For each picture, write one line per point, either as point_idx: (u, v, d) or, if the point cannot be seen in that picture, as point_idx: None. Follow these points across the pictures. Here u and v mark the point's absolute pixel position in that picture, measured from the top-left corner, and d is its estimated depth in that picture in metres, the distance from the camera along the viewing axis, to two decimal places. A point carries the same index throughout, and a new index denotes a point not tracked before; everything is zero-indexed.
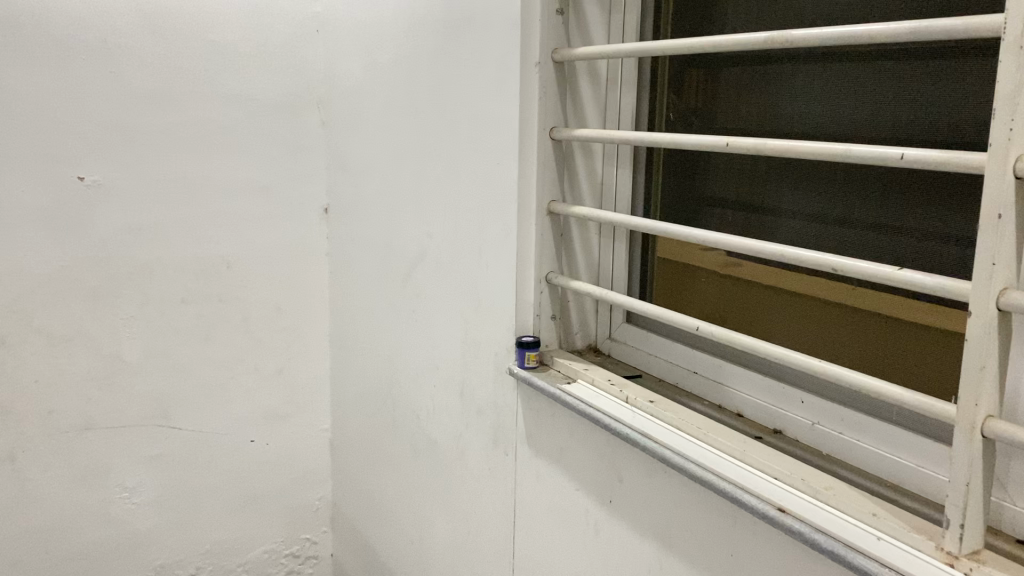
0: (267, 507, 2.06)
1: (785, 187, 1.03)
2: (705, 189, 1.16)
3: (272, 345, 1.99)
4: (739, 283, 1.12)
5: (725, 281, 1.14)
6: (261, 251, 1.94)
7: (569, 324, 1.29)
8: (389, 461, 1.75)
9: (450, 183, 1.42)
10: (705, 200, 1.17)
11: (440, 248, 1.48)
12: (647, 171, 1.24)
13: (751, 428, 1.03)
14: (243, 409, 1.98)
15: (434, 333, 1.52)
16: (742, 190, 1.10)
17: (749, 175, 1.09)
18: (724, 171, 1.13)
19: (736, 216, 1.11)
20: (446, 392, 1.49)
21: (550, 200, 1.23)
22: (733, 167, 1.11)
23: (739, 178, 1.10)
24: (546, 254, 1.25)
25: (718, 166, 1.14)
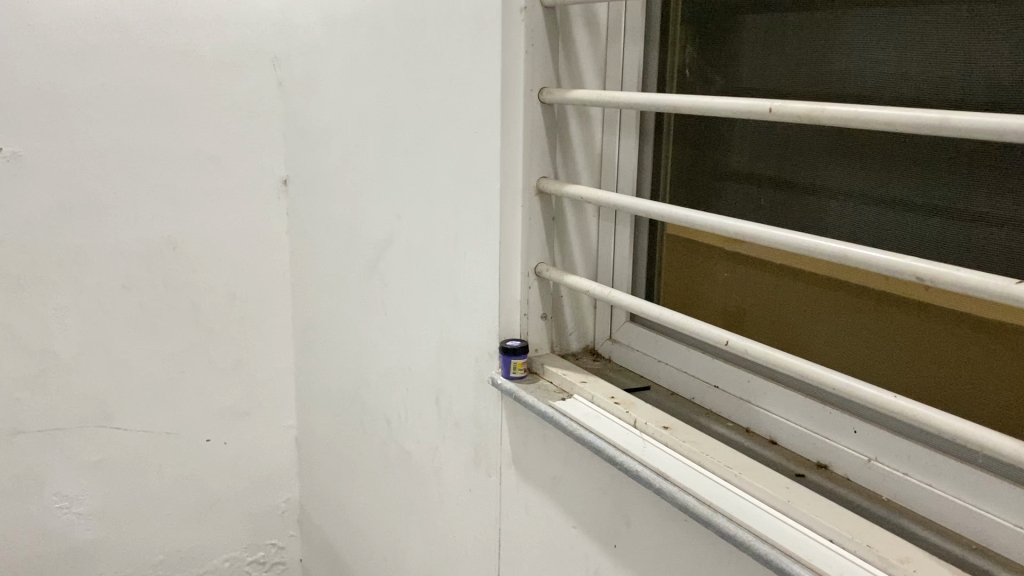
0: (228, 512, 1.86)
1: (833, 162, 0.83)
2: (728, 163, 0.96)
3: (229, 335, 1.78)
4: (770, 278, 0.92)
5: (752, 275, 0.94)
6: (212, 231, 1.72)
7: (563, 324, 1.09)
8: (359, 468, 1.55)
9: (422, 155, 1.21)
10: (727, 176, 0.96)
11: (412, 231, 1.27)
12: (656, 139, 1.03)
13: (788, 460, 0.84)
14: (197, 407, 1.78)
15: (406, 329, 1.32)
16: (775, 167, 0.90)
17: (785, 147, 0.88)
18: (752, 141, 0.92)
19: (767, 196, 0.91)
20: (421, 397, 1.29)
21: (540, 178, 1.03)
22: (764, 137, 0.91)
23: (772, 152, 0.90)
24: (535, 242, 1.04)
25: (744, 136, 0.93)
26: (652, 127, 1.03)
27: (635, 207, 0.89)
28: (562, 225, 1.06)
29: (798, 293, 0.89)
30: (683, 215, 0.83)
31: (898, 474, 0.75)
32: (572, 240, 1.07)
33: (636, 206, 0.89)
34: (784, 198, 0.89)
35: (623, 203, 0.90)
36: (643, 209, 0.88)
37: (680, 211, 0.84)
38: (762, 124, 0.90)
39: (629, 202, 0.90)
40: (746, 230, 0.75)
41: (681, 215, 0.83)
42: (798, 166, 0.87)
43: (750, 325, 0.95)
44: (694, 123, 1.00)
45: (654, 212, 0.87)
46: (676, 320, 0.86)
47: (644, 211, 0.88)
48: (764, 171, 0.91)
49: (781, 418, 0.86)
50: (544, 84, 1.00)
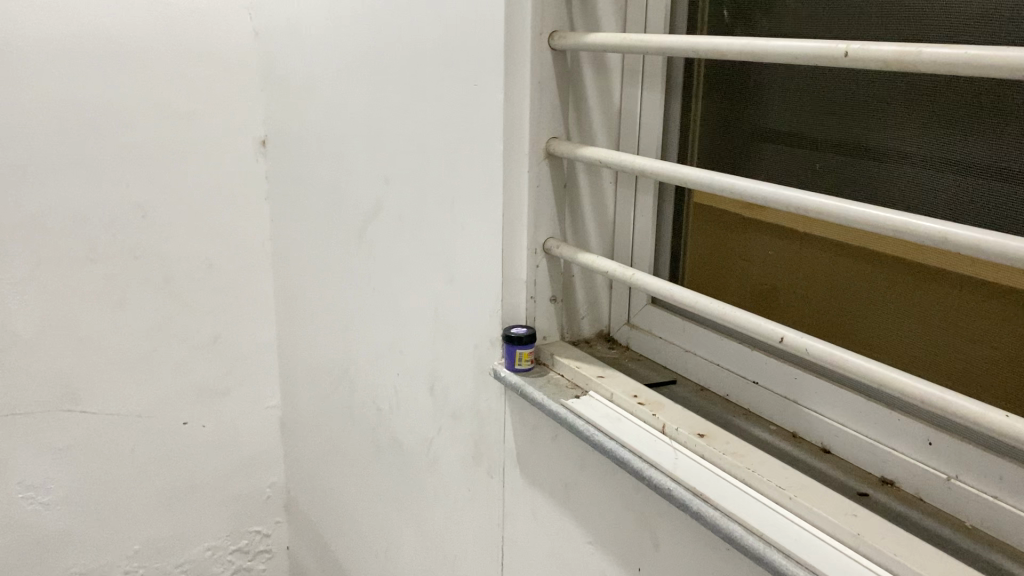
0: (208, 498, 1.74)
1: (900, 119, 0.69)
2: (765, 120, 0.82)
3: (205, 309, 1.64)
4: (818, 258, 0.78)
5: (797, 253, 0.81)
6: (184, 196, 1.57)
7: (576, 307, 0.96)
8: (347, 457, 1.43)
9: (413, 111, 1.06)
10: (771, 137, 0.81)
11: (402, 197, 1.13)
12: (685, 93, 0.89)
13: (845, 473, 0.71)
14: (173, 387, 1.64)
15: (395, 308, 1.18)
16: (833, 124, 0.75)
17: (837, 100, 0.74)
18: (794, 93, 0.78)
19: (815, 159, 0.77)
20: (413, 384, 1.16)
21: (551, 139, 0.89)
22: (819, 88, 0.76)
23: (829, 105, 0.75)
24: (543, 214, 0.91)
25: (792, 87, 0.78)
26: (681, 79, 0.89)
27: (663, 174, 0.74)
28: (574, 194, 0.92)
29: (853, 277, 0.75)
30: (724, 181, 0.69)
31: (988, 498, 0.62)
32: (586, 211, 0.93)
33: (664, 172, 0.74)
34: (844, 162, 0.74)
35: (648, 168, 0.76)
36: (672, 176, 0.74)
37: (719, 178, 0.69)
38: (819, 72, 0.75)
39: (655, 166, 0.75)
40: (806, 204, 0.61)
41: (721, 182, 0.69)
42: (863, 123, 0.72)
43: (795, 312, 0.82)
44: (730, 72, 0.85)
45: (686, 179, 0.72)
46: (710, 309, 0.71)
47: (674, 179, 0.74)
48: (817, 129, 0.77)
49: (837, 424, 0.73)
50: (555, 27, 0.85)
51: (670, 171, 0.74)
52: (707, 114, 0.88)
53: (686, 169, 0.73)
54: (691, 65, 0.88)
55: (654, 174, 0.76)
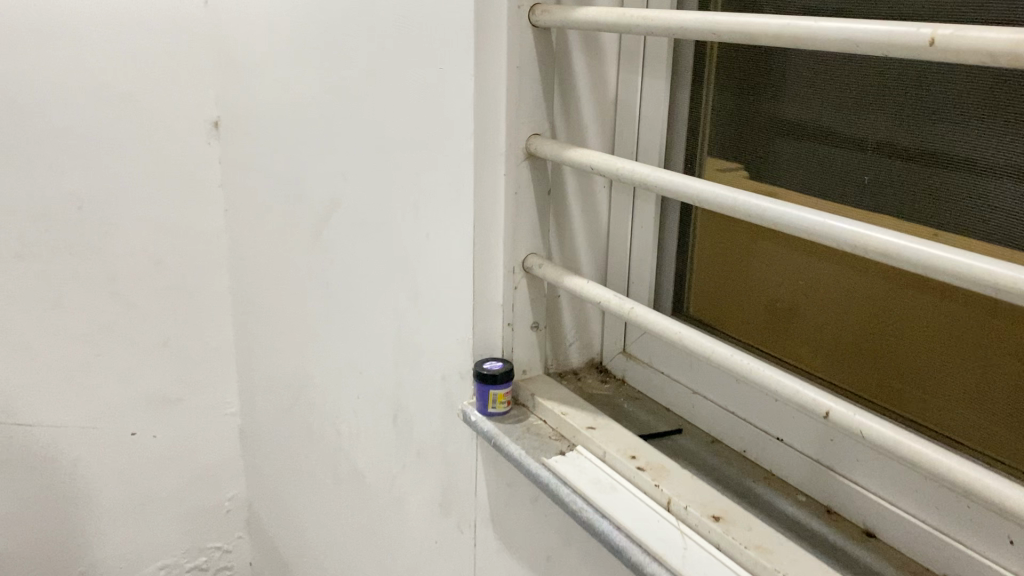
0: (161, 514, 1.59)
1: (970, 123, 0.53)
2: (788, 118, 0.65)
3: (153, 310, 1.49)
4: (858, 294, 0.63)
5: (830, 285, 0.65)
6: (127, 185, 1.41)
7: (562, 335, 0.81)
8: (308, 480, 1.28)
9: (373, 98, 0.90)
10: (798, 140, 0.65)
11: (361, 196, 0.96)
12: (697, 86, 0.73)
13: (897, 567, 0.56)
14: (119, 395, 1.49)
15: (356, 323, 1.03)
16: (878, 128, 0.58)
17: (881, 96, 0.58)
18: (824, 84, 0.62)
19: (851, 169, 0.61)
20: (376, 411, 1.01)
21: (532, 137, 0.73)
22: (860, 82, 0.59)
23: (874, 104, 0.58)
24: (523, 226, 0.75)
25: (825, 79, 0.62)
26: (693, 69, 0.73)
27: (675, 189, 0.59)
28: (561, 201, 0.76)
29: (904, 319, 0.60)
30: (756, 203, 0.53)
31: None
32: (575, 221, 0.78)
33: (676, 186, 0.59)
34: (894, 177, 0.58)
35: (657, 181, 0.60)
36: (687, 194, 0.58)
37: (748, 198, 0.54)
38: (861, 61, 0.58)
39: (666, 179, 0.60)
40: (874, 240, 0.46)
41: (751, 204, 0.53)
42: (921, 128, 0.55)
43: (826, 354, 0.67)
44: (745, 56, 0.68)
45: (705, 198, 0.57)
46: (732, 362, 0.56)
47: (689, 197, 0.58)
48: (859, 133, 0.60)
49: (885, 503, 0.58)
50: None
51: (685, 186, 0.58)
52: (719, 112, 0.72)
53: (705, 183, 0.58)
54: (705, 50, 0.71)
55: (663, 190, 0.60)
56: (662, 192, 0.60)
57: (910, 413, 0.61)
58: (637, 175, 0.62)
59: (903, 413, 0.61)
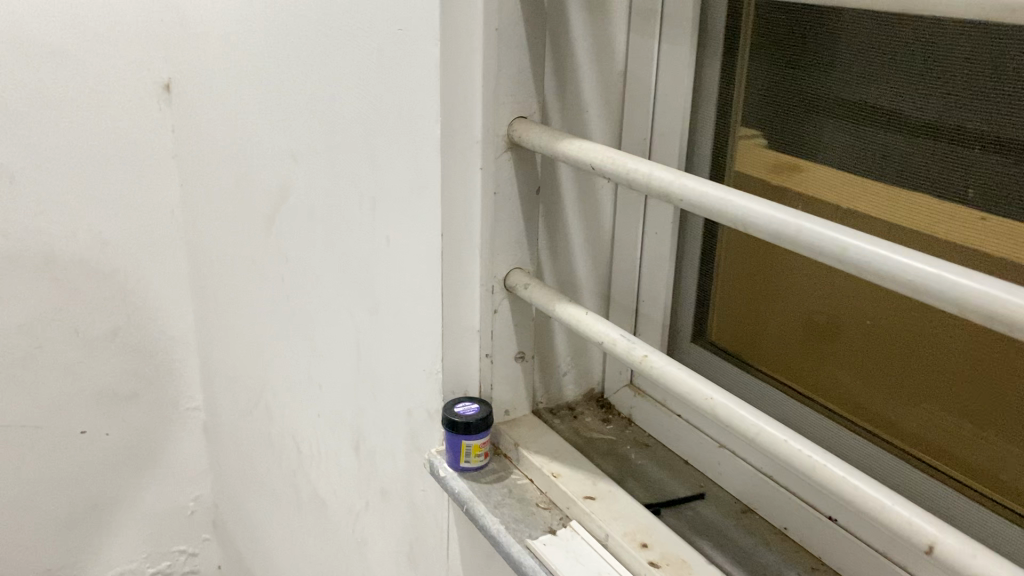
0: (117, 517, 1.46)
1: None
2: (844, 100, 0.48)
3: (101, 298, 1.33)
4: (915, 333, 0.49)
5: (878, 317, 0.51)
6: (63, 158, 1.23)
7: (553, 364, 0.66)
8: (269, 494, 1.15)
9: (322, 65, 0.73)
10: (831, 126, 0.50)
11: (316, 184, 0.80)
12: (728, 63, 0.56)
13: None
14: (65, 391, 1.34)
15: (314, 331, 0.88)
16: (955, 112, 0.43)
17: (990, 75, 0.41)
18: (899, 57, 0.45)
19: (942, 174, 0.44)
20: (336, 435, 0.86)
21: (516, 122, 0.56)
22: (942, 51, 0.43)
23: (927, 77, 0.44)
24: (505, 235, 0.59)
25: (903, 51, 0.45)
26: (723, 41, 0.56)
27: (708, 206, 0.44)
28: (552, 200, 0.61)
29: (974, 370, 0.47)
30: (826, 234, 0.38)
31: None
32: (571, 224, 0.62)
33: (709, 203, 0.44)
34: (960, 173, 0.44)
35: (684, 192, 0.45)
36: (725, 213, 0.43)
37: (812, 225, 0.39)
38: (952, 26, 0.42)
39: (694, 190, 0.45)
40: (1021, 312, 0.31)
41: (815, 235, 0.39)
42: None
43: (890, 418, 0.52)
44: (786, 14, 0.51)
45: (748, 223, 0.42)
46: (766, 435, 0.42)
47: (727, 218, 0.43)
48: (943, 122, 0.44)
49: None
50: None
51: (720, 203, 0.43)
52: (751, 96, 0.55)
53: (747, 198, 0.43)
54: (739, 15, 0.54)
55: (689, 205, 0.45)
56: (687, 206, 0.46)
57: (954, 469, 0.49)
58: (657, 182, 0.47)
59: (959, 476, 0.49)
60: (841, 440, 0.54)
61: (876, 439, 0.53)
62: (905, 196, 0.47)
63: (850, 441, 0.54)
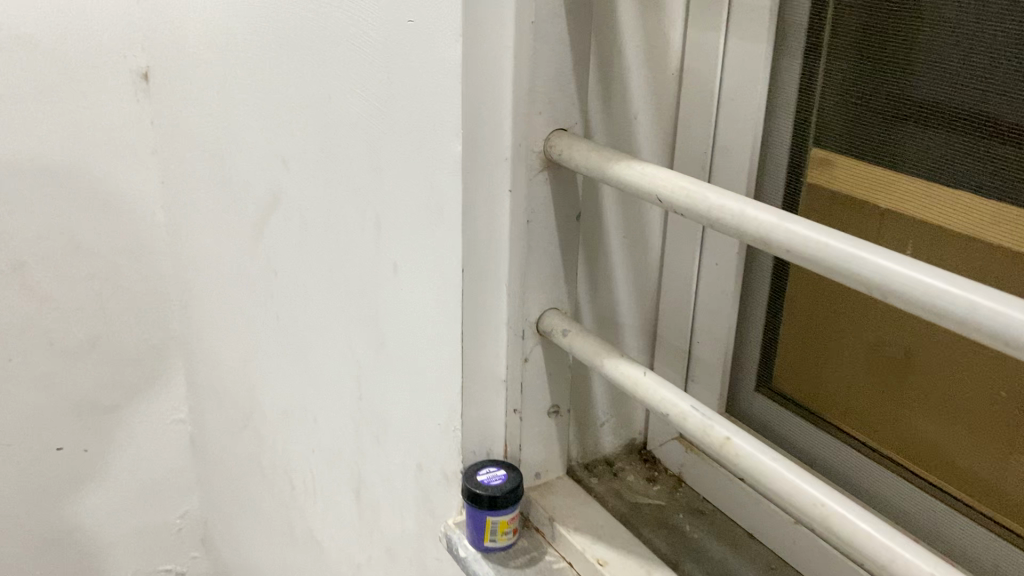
0: (99, 535, 1.37)
1: None
2: (965, 116, 0.40)
3: (75, 305, 1.22)
4: (931, 340, 0.46)
5: (935, 341, 0.46)
6: (29, 155, 1.12)
7: (590, 416, 0.56)
8: (261, 524, 1.05)
9: (315, 60, 0.62)
10: (891, 133, 0.43)
11: (309, 196, 0.69)
12: (808, 69, 0.47)
13: None
14: (39, 406, 1.24)
15: (308, 357, 0.78)
16: None
17: None
18: None
19: None
20: (333, 475, 0.77)
21: (552, 135, 0.46)
22: None
23: (1009, 78, 0.38)
24: (538, 272, 0.49)
25: None
26: (804, 43, 0.46)
27: (753, 233, 0.35)
28: (593, 228, 0.51)
29: None
30: (913, 279, 0.30)
31: None
32: (615, 253, 0.52)
33: (758, 229, 0.35)
34: (1020, 179, 0.39)
35: (724, 213, 0.37)
36: (776, 243, 0.35)
37: (895, 264, 0.30)
38: None
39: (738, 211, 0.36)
40: None
41: (895, 278, 0.30)
42: None
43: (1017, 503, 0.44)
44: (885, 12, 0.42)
45: (810, 258, 0.33)
46: (764, 470, 0.37)
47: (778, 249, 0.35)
48: None
49: None
50: None
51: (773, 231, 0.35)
52: (830, 108, 0.46)
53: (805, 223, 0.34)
54: (825, 16, 0.45)
55: (730, 229, 0.37)
56: (725, 231, 0.37)
57: None
58: (686, 199, 0.38)
59: None
60: (913, 499, 0.47)
61: (915, 475, 0.47)
62: (956, 196, 0.42)
63: (945, 515, 0.46)
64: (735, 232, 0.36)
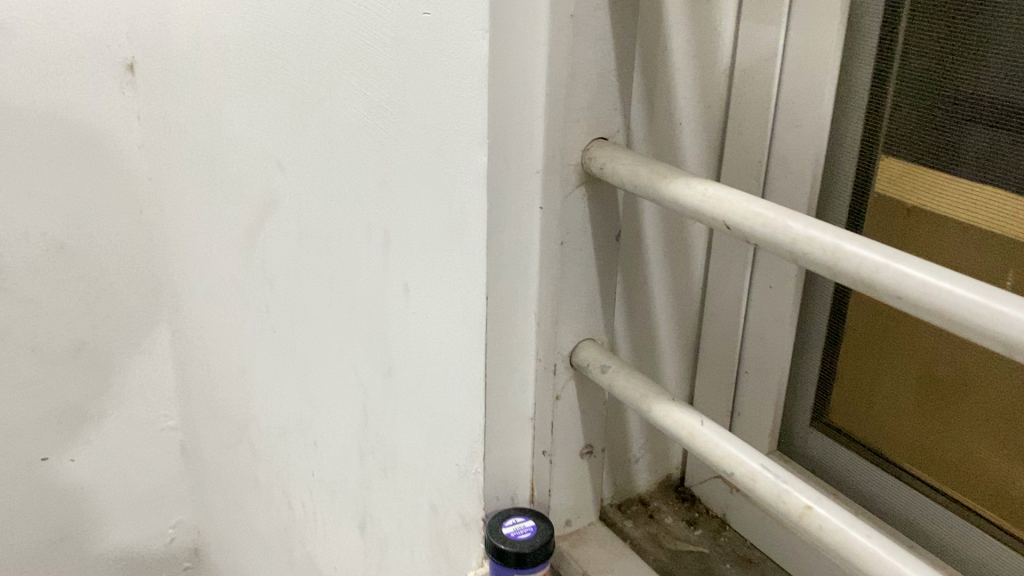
0: (87, 548, 1.31)
1: None
2: None
3: (59, 310, 1.16)
4: (983, 367, 0.41)
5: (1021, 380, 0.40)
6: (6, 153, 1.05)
7: (625, 453, 0.51)
8: (257, 543, 1.00)
9: (315, 57, 0.56)
10: (977, 143, 0.38)
11: (309, 205, 0.63)
12: (881, 70, 0.41)
13: None
14: (22, 416, 1.18)
15: (308, 376, 0.72)
16: None
17: None
18: None
19: None
20: (335, 503, 0.71)
21: (591, 147, 0.41)
22: None
23: None
24: (573, 301, 0.44)
25: None
26: (877, 41, 0.41)
27: (853, 276, 0.29)
28: (633, 249, 0.45)
29: None
30: None
31: None
32: (654, 276, 0.47)
33: (858, 270, 0.29)
34: None
35: (814, 250, 0.30)
36: (883, 288, 0.28)
37: None
38: None
39: (831, 247, 0.29)
40: None
41: None
42: None
43: None
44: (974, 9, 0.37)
45: (929, 309, 0.27)
46: (853, 548, 0.31)
47: (885, 295, 0.28)
48: None
49: None
50: None
51: (877, 271, 0.28)
52: (888, 109, 0.41)
53: (921, 263, 0.28)
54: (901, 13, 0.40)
55: (821, 268, 0.30)
56: (815, 270, 0.30)
57: None
58: (764, 231, 0.32)
59: None
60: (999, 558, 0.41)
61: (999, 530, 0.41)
62: (1009, 202, 0.38)
63: None
64: (828, 273, 0.30)
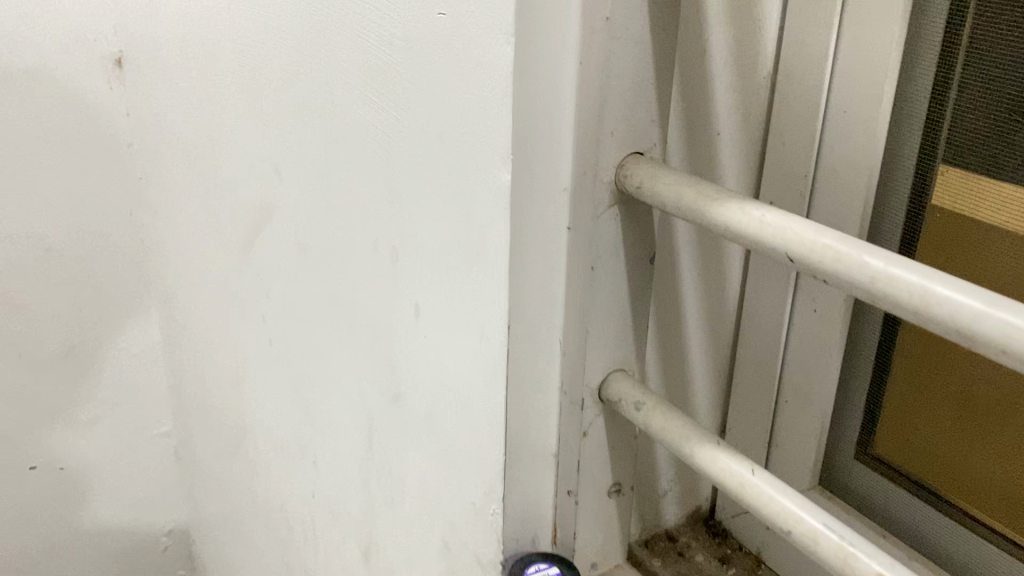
0: (78, 557, 1.28)
1: None
2: None
3: (46, 315, 1.11)
4: None
5: None
6: None
7: (651, 487, 0.47)
8: (254, 557, 0.96)
9: (315, 56, 0.51)
10: None
11: (308, 215, 0.59)
12: (940, 81, 0.37)
13: None
14: (9, 424, 1.14)
15: (307, 393, 0.68)
16: None
17: None
18: None
19: None
20: (337, 526, 0.67)
21: (624, 166, 0.37)
22: None
23: None
24: (600, 330, 0.40)
25: None
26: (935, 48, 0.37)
27: (946, 325, 0.25)
28: (665, 273, 0.42)
29: None
30: None
31: None
32: (687, 300, 0.44)
33: (953, 318, 0.25)
34: None
35: (899, 291, 0.26)
36: (982, 340, 0.24)
37: None
38: None
39: (920, 289, 0.25)
40: None
41: None
42: None
43: None
44: None
45: None
46: None
47: (983, 346, 0.24)
48: None
49: None
50: None
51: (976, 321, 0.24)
52: (947, 121, 0.38)
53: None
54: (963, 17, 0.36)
55: (907, 312, 0.26)
56: (900, 313, 0.27)
57: None
58: (839, 265, 0.28)
59: None
60: None
61: None
62: None
63: None
64: (916, 318, 0.26)
